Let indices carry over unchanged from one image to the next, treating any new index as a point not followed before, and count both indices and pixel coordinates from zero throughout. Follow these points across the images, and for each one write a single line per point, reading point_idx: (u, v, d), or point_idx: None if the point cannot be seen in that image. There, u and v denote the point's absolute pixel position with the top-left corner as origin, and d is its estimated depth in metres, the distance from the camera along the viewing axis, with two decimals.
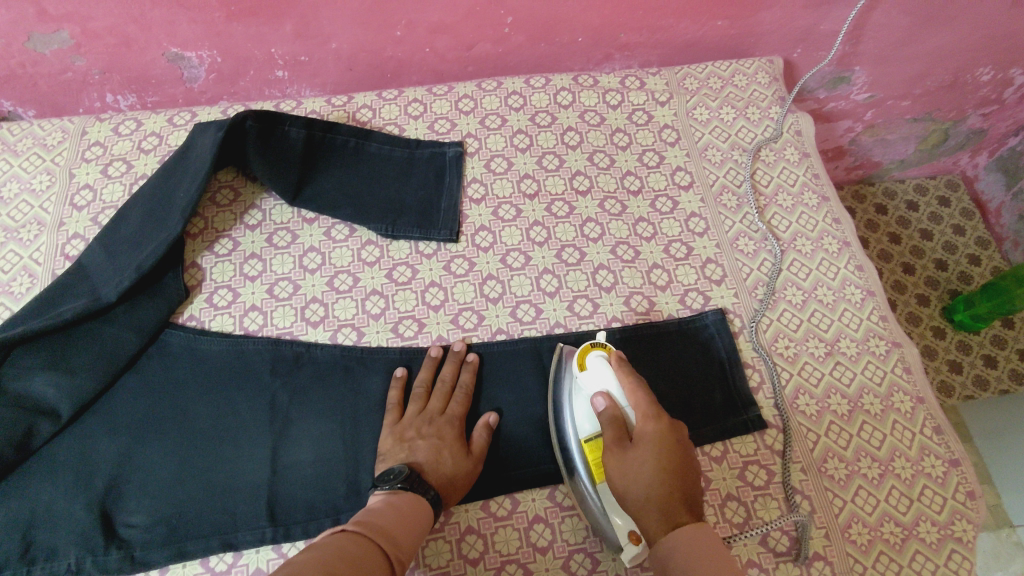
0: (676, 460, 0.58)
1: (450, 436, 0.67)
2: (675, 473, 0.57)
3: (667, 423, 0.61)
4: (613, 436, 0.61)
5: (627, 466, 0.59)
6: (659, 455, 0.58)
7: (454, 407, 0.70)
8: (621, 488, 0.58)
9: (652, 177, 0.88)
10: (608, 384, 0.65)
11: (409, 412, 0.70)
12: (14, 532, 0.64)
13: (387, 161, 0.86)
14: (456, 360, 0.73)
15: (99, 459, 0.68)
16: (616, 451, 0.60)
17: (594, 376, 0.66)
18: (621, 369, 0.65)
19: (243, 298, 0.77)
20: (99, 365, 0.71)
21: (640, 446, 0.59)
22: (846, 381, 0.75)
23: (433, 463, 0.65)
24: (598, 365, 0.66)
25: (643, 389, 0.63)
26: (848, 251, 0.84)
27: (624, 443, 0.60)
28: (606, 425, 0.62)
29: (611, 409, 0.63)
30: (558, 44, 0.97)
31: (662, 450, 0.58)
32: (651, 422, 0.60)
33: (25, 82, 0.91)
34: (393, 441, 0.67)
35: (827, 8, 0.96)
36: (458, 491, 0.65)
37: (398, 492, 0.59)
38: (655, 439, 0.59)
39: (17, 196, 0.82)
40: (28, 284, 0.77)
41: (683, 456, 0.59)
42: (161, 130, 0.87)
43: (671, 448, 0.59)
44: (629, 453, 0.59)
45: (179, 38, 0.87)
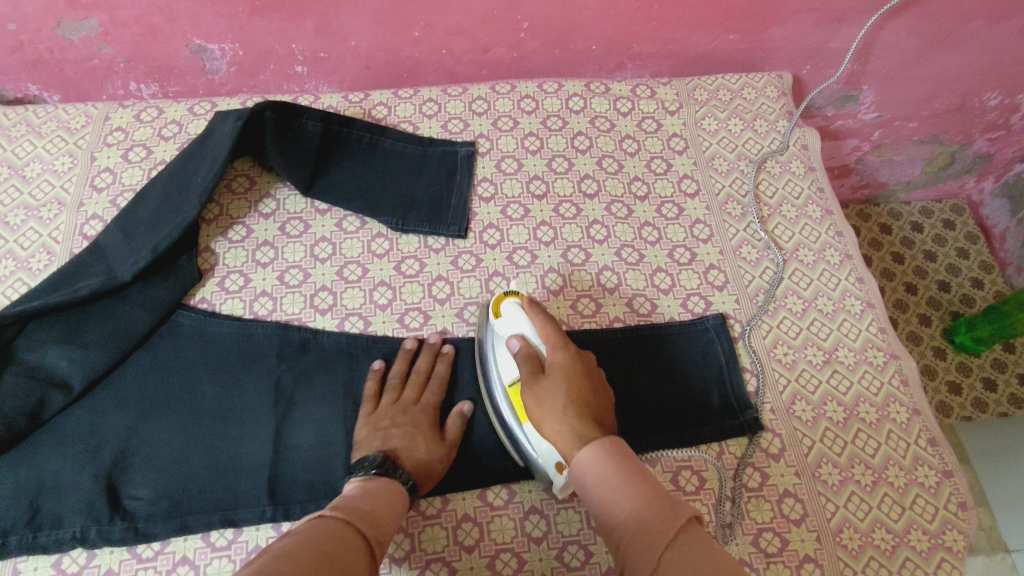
0: (585, 385, 0.61)
1: (424, 424, 0.69)
2: (585, 397, 0.60)
3: (576, 353, 0.64)
4: (529, 371, 0.63)
5: (542, 394, 0.61)
6: (570, 384, 0.61)
7: (428, 397, 0.72)
8: (539, 418, 0.60)
9: (659, 184, 0.89)
10: (522, 327, 0.68)
11: (384, 403, 0.71)
12: (22, 501, 0.66)
13: (400, 157, 0.88)
14: (431, 352, 0.75)
15: (107, 432, 0.70)
16: (532, 385, 0.62)
17: (510, 322, 0.69)
18: (533, 312, 0.68)
19: (255, 284, 0.79)
20: (112, 341, 0.73)
21: (552, 376, 0.62)
22: (843, 389, 0.76)
23: (407, 449, 0.66)
24: (513, 312, 0.69)
25: (555, 327, 0.67)
26: (849, 263, 0.85)
27: (539, 376, 0.63)
28: (521, 363, 0.64)
29: (526, 348, 0.65)
30: (572, 51, 0.99)
31: (573, 378, 0.61)
32: (561, 353, 0.64)
33: (51, 67, 0.93)
34: (367, 430, 0.69)
35: (837, 26, 0.98)
36: (433, 477, 0.66)
37: (374, 478, 0.61)
38: (566, 369, 0.62)
39: (39, 175, 0.84)
40: (46, 261, 0.79)
41: (591, 383, 0.62)
42: (181, 119, 0.89)
43: (580, 376, 0.62)
44: (543, 385, 0.62)
45: (203, 30, 0.90)
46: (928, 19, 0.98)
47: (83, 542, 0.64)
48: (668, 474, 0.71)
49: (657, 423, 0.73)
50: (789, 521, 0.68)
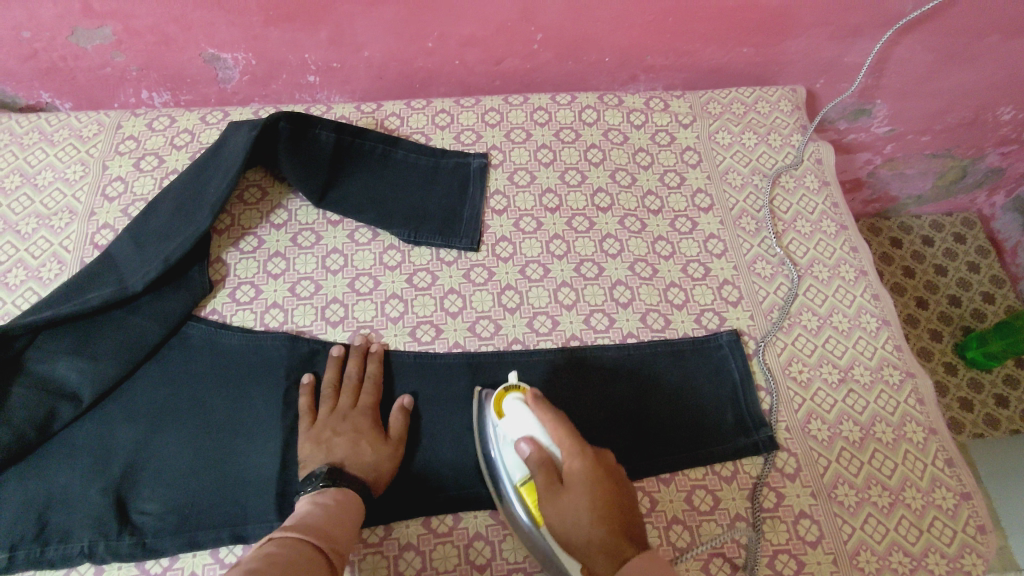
0: (609, 497, 0.55)
1: (366, 427, 0.69)
2: (612, 510, 0.54)
3: (594, 457, 0.57)
4: (544, 483, 0.57)
5: (564, 512, 0.55)
6: (593, 499, 0.54)
7: (365, 399, 0.71)
8: (565, 536, 0.55)
9: (672, 198, 0.89)
10: (529, 428, 0.61)
11: (321, 415, 0.70)
12: (30, 513, 0.65)
13: (413, 169, 0.87)
14: (359, 354, 0.74)
15: (116, 444, 0.69)
16: (551, 499, 0.56)
17: (515, 421, 0.62)
18: (538, 406, 0.61)
19: (266, 295, 0.78)
20: (122, 352, 0.72)
21: (573, 489, 0.55)
22: (859, 408, 0.76)
23: (353, 457, 0.66)
24: (516, 409, 0.62)
25: (565, 424, 0.59)
26: (865, 280, 0.84)
27: (557, 487, 0.56)
28: (535, 473, 0.58)
29: (537, 454, 0.59)
30: (585, 63, 0.99)
31: (596, 489, 0.55)
32: (577, 460, 0.56)
33: (65, 75, 0.93)
34: (310, 446, 0.67)
35: (851, 40, 0.98)
36: (384, 477, 0.66)
37: (324, 492, 0.60)
38: (585, 479, 0.55)
39: (51, 184, 0.84)
40: (56, 271, 0.78)
41: (615, 489, 0.56)
42: (193, 128, 0.89)
43: (603, 484, 0.55)
44: (562, 500, 0.56)
45: (217, 40, 0.90)
46: (943, 33, 0.98)
47: (90, 557, 0.64)
48: (682, 494, 0.70)
49: (671, 442, 0.72)
50: (805, 543, 0.67)
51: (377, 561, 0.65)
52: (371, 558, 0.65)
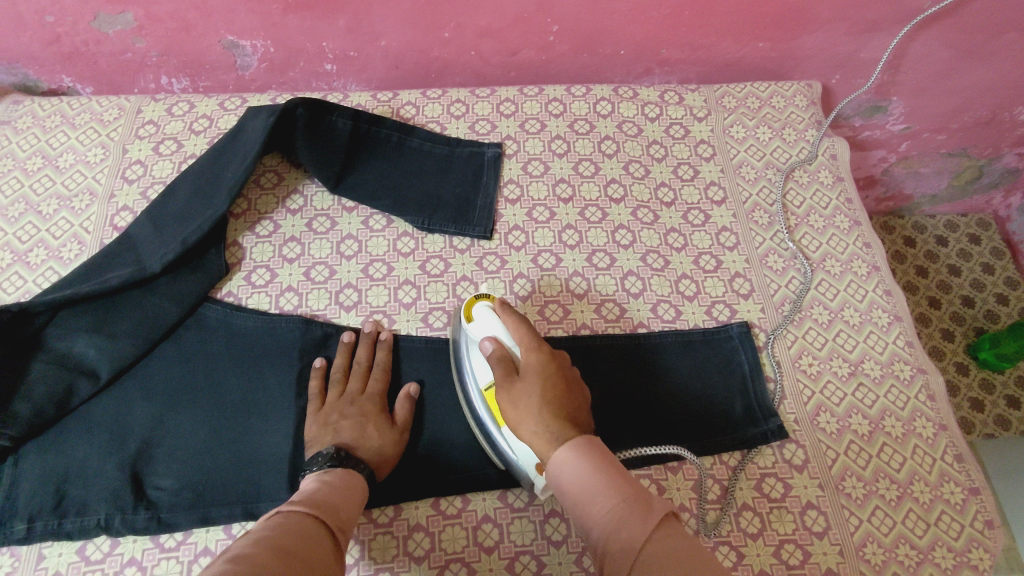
0: (559, 386, 0.59)
1: (372, 412, 0.70)
2: (560, 397, 0.58)
3: (548, 354, 0.62)
4: (502, 375, 0.62)
5: (516, 399, 0.59)
6: (544, 383, 0.59)
7: (373, 385, 0.72)
8: (513, 417, 0.59)
9: (685, 191, 0.89)
10: (495, 330, 0.66)
11: (329, 398, 0.71)
12: (49, 486, 0.66)
13: (428, 157, 0.88)
14: (368, 341, 0.75)
15: (133, 421, 0.71)
16: (507, 387, 0.61)
17: (482, 324, 0.67)
18: (504, 312, 0.67)
19: (281, 279, 0.79)
20: (141, 331, 0.73)
21: (526, 378, 0.60)
22: (868, 402, 0.76)
23: (359, 440, 0.67)
24: (484, 314, 0.68)
25: (527, 327, 0.65)
26: (877, 275, 0.84)
27: (512, 376, 0.61)
28: (494, 366, 0.63)
29: (499, 351, 0.64)
30: (600, 55, 0.99)
31: (547, 377, 0.60)
32: (534, 355, 0.62)
33: (86, 60, 0.94)
34: (317, 427, 0.68)
35: (868, 36, 0.98)
36: (389, 462, 0.67)
37: (328, 472, 0.61)
38: (539, 369, 0.60)
39: (72, 166, 0.85)
40: (77, 251, 0.80)
41: (565, 382, 0.60)
42: (212, 114, 0.90)
43: (554, 374, 0.60)
44: (517, 388, 0.60)
45: (236, 27, 0.91)
46: (961, 30, 0.97)
47: (107, 530, 0.65)
48: (691, 482, 0.71)
49: (680, 430, 0.73)
50: (812, 533, 0.68)
51: (386, 541, 0.66)
52: (381, 538, 0.66)
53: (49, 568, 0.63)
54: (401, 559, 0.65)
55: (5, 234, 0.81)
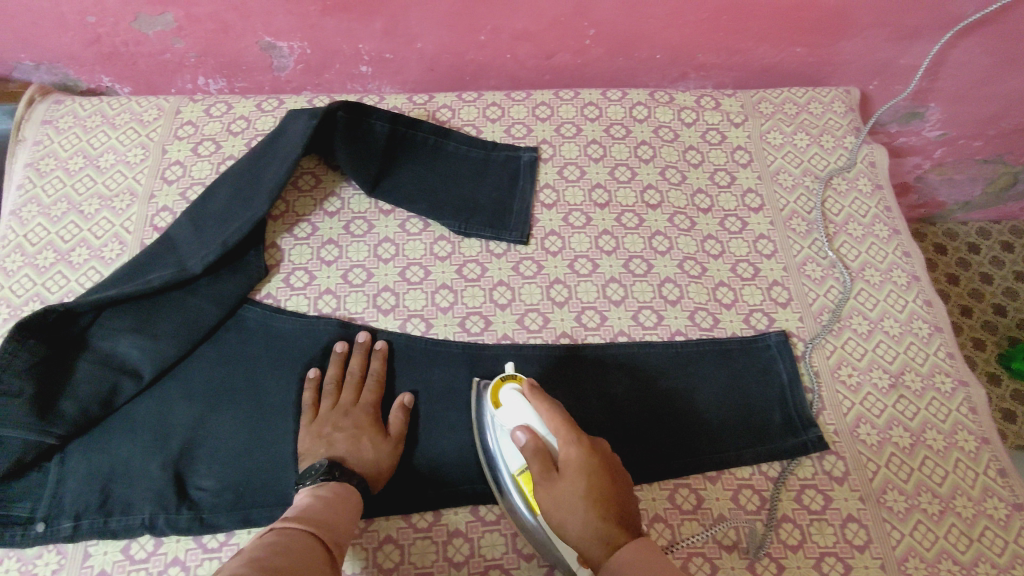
0: (604, 485, 0.57)
1: (366, 424, 0.70)
2: (607, 500, 0.56)
3: (589, 446, 0.59)
4: (541, 471, 0.59)
5: (559, 500, 0.57)
6: (588, 485, 0.57)
7: (367, 396, 0.72)
8: (558, 520, 0.58)
9: (722, 197, 0.88)
10: (527, 417, 0.63)
11: (323, 409, 0.71)
12: (95, 484, 0.68)
13: (464, 161, 0.88)
14: (362, 351, 0.75)
15: (175, 421, 0.71)
16: (547, 484, 0.59)
17: (513, 410, 0.64)
18: (536, 398, 0.63)
19: (319, 282, 0.80)
20: (182, 332, 0.74)
21: (569, 478, 0.58)
22: (909, 415, 0.75)
23: (353, 454, 0.67)
24: (516, 399, 0.64)
25: (562, 415, 0.61)
26: (917, 285, 0.83)
27: (551, 474, 0.59)
28: (531, 460, 0.60)
29: (534, 443, 0.60)
30: (636, 59, 0.98)
31: (591, 478, 0.57)
32: (574, 449, 0.59)
33: (125, 60, 0.95)
34: (310, 439, 0.69)
35: (908, 42, 0.97)
36: (383, 474, 0.68)
37: (322, 485, 0.62)
38: (581, 467, 0.58)
39: (112, 166, 0.86)
40: (118, 251, 0.81)
41: (609, 477, 0.58)
42: (250, 115, 0.90)
43: (598, 471, 0.58)
44: (559, 489, 0.58)
45: (274, 28, 0.91)
46: (1003, 36, 0.96)
47: (151, 529, 0.66)
48: (729, 492, 0.71)
49: (718, 439, 0.73)
50: (852, 546, 0.67)
51: (426, 545, 0.67)
52: (421, 542, 0.67)
53: (95, 567, 0.64)
54: (441, 563, 0.66)
55: (47, 233, 0.82)
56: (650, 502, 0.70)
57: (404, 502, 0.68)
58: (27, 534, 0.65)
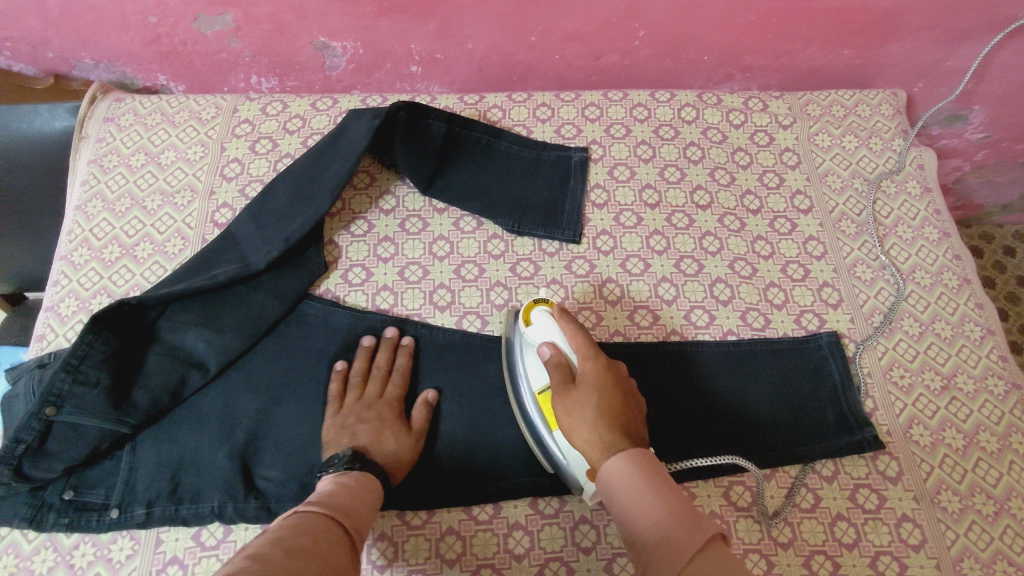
0: (613, 398, 0.60)
1: (390, 417, 0.71)
2: (615, 410, 0.58)
3: (606, 364, 0.63)
4: (559, 381, 0.63)
5: (572, 406, 0.60)
6: (598, 394, 0.59)
7: (392, 390, 0.74)
8: (568, 429, 0.60)
9: (771, 199, 0.89)
10: (552, 335, 0.67)
11: (348, 401, 0.73)
12: (166, 474, 0.70)
13: (516, 160, 0.89)
14: (389, 346, 0.76)
15: (240, 412, 0.73)
16: (563, 393, 0.62)
17: (539, 329, 0.68)
18: (562, 319, 0.68)
19: (376, 278, 0.82)
20: (247, 326, 0.76)
21: (583, 388, 0.61)
22: (962, 416, 0.75)
23: (376, 445, 0.68)
24: (541, 318, 0.69)
25: (584, 335, 0.66)
26: (968, 288, 0.84)
27: (568, 385, 0.62)
28: (551, 371, 0.64)
29: (556, 356, 0.65)
30: (683, 61, 0.99)
31: (603, 390, 0.60)
32: (591, 363, 0.63)
33: (182, 59, 0.97)
34: (334, 430, 0.70)
35: (957, 45, 0.97)
36: (404, 467, 0.69)
37: (345, 475, 0.62)
38: (596, 380, 0.61)
39: (173, 163, 0.88)
40: (180, 246, 0.83)
41: (621, 393, 0.61)
42: (305, 114, 0.92)
43: (609, 386, 0.61)
44: (573, 397, 0.61)
45: (329, 29, 0.92)
46: None
47: (220, 517, 0.67)
48: (783, 490, 0.71)
49: (772, 438, 0.74)
50: (907, 546, 0.68)
51: (487, 537, 0.68)
52: (482, 535, 0.68)
53: (167, 553, 0.66)
54: (502, 556, 0.67)
55: (112, 228, 0.84)
56: (706, 499, 0.71)
57: (460, 496, 0.70)
58: (102, 520, 0.67)
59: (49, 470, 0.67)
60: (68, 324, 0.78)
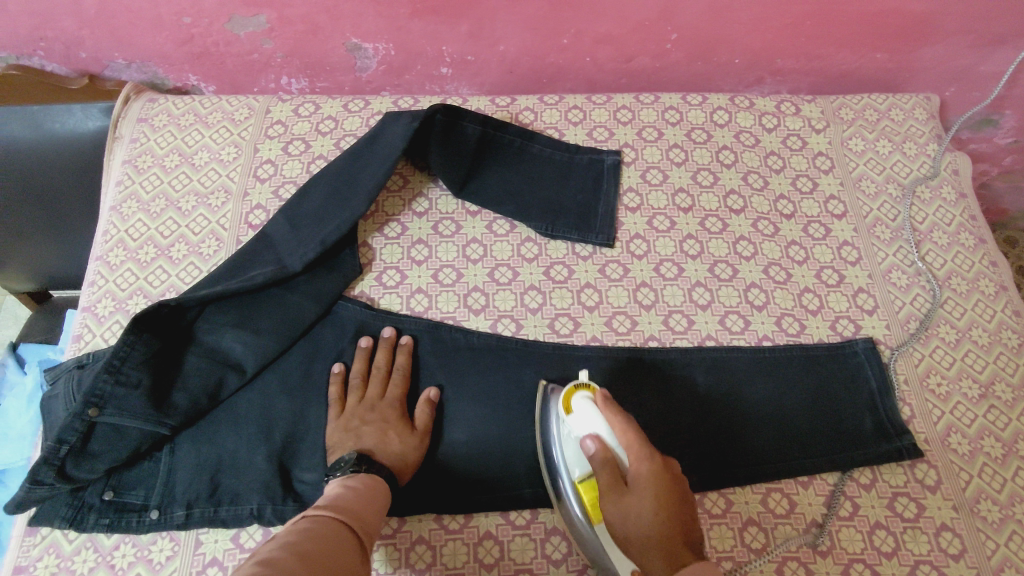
0: (672, 505, 0.57)
1: (393, 418, 0.71)
2: (675, 521, 0.57)
3: (661, 464, 0.59)
4: (608, 482, 0.60)
5: (627, 512, 0.58)
6: (657, 504, 0.57)
7: (393, 390, 0.74)
8: (625, 536, 0.58)
9: (805, 203, 0.89)
10: (596, 426, 0.63)
11: (350, 403, 0.73)
12: (205, 475, 0.70)
13: (549, 163, 0.89)
14: (388, 345, 0.77)
15: (277, 414, 0.73)
16: (615, 497, 0.59)
17: (582, 419, 0.64)
18: (606, 408, 0.63)
19: (410, 280, 0.82)
20: (283, 328, 0.76)
21: (638, 494, 0.58)
22: (1000, 425, 0.75)
23: (381, 445, 0.68)
24: (583, 407, 0.65)
25: (633, 427, 0.61)
26: (1005, 295, 0.83)
27: (620, 487, 0.60)
28: (599, 470, 0.61)
29: (602, 453, 0.61)
30: (715, 64, 0.99)
31: (660, 497, 0.57)
32: (646, 465, 0.59)
33: (214, 60, 0.97)
34: (339, 433, 0.70)
35: (992, 48, 0.96)
36: (410, 466, 0.69)
37: (352, 477, 0.62)
38: (652, 484, 0.58)
39: (206, 164, 0.88)
40: (215, 247, 0.83)
41: (678, 498, 0.58)
42: (337, 115, 0.92)
43: (667, 490, 0.58)
44: (627, 502, 0.58)
45: (362, 30, 0.92)
46: None
47: (259, 519, 0.68)
48: (821, 498, 0.71)
49: (810, 445, 0.73)
50: (947, 555, 0.68)
51: (525, 542, 0.68)
52: (519, 539, 0.68)
53: (207, 554, 0.67)
54: (540, 561, 0.67)
55: (148, 229, 0.84)
56: (745, 506, 0.71)
57: (497, 500, 0.70)
58: (142, 521, 0.68)
59: (93, 472, 0.67)
60: (105, 325, 0.78)
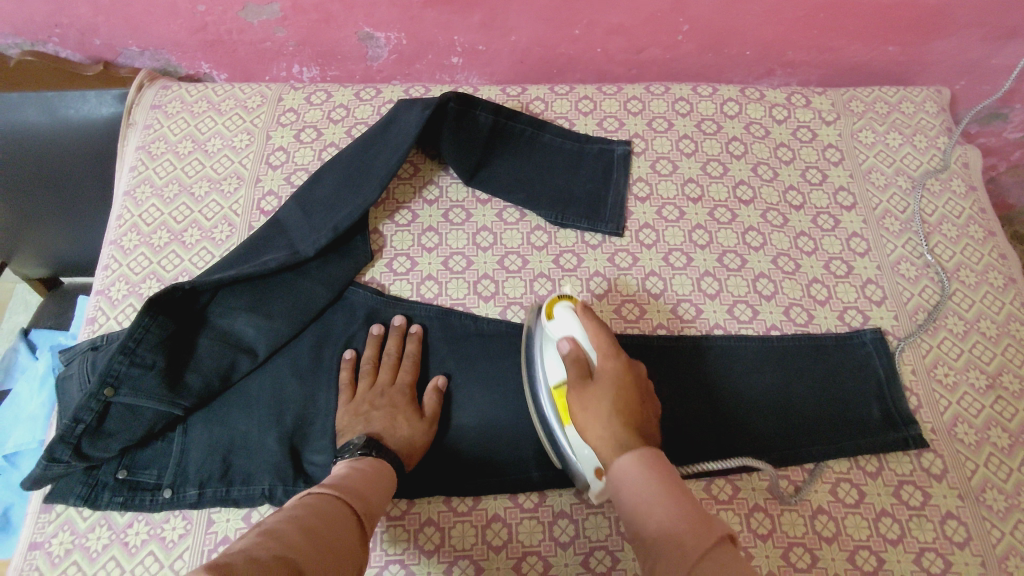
0: (631, 397, 0.59)
1: (402, 404, 0.72)
2: (631, 411, 0.58)
3: (626, 362, 0.62)
4: (576, 376, 0.62)
5: (587, 402, 0.59)
6: (616, 392, 0.59)
7: (403, 376, 0.74)
8: (582, 424, 0.59)
9: (814, 195, 0.89)
10: (573, 330, 0.66)
11: (360, 389, 0.74)
12: (217, 456, 0.71)
13: (559, 153, 0.90)
14: (398, 334, 0.77)
15: (288, 398, 0.74)
16: (579, 389, 0.61)
17: (561, 324, 0.68)
18: (584, 315, 0.67)
19: (421, 267, 0.82)
20: (295, 312, 0.77)
21: (601, 384, 0.60)
22: (1007, 415, 0.75)
23: (388, 429, 0.69)
24: (563, 314, 0.68)
25: (606, 332, 0.65)
26: (1013, 288, 0.83)
27: (586, 380, 0.62)
28: (569, 366, 0.63)
29: (575, 351, 0.64)
30: (725, 55, 0.99)
31: (621, 388, 0.60)
32: (611, 361, 0.62)
33: (227, 48, 0.98)
34: (349, 417, 0.71)
35: (1003, 42, 0.96)
36: (417, 452, 0.69)
37: (359, 460, 0.63)
38: (615, 376, 0.61)
39: (219, 150, 0.89)
40: (228, 233, 0.84)
41: (638, 395, 0.60)
42: (349, 103, 0.92)
43: (628, 384, 0.60)
44: (590, 392, 0.60)
45: (375, 19, 0.93)
46: None
47: (271, 499, 0.69)
48: (827, 485, 0.71)
49: (818, 433, 0.74)
50: (952, 543, 0.68)
51: (533, 525, 0.69)
52: (527, 522, 0.69)
53: (218, 533, 0.67)
54: (547, 543, 0.68)
55: (161, 214, 0.85)
56: (751, 492, 0.71)
57: (504, 485, 0.70)
58: (155, 500, 0.69)
59: (108, 451, 0.68)
60: (119, 308, 0.79)
